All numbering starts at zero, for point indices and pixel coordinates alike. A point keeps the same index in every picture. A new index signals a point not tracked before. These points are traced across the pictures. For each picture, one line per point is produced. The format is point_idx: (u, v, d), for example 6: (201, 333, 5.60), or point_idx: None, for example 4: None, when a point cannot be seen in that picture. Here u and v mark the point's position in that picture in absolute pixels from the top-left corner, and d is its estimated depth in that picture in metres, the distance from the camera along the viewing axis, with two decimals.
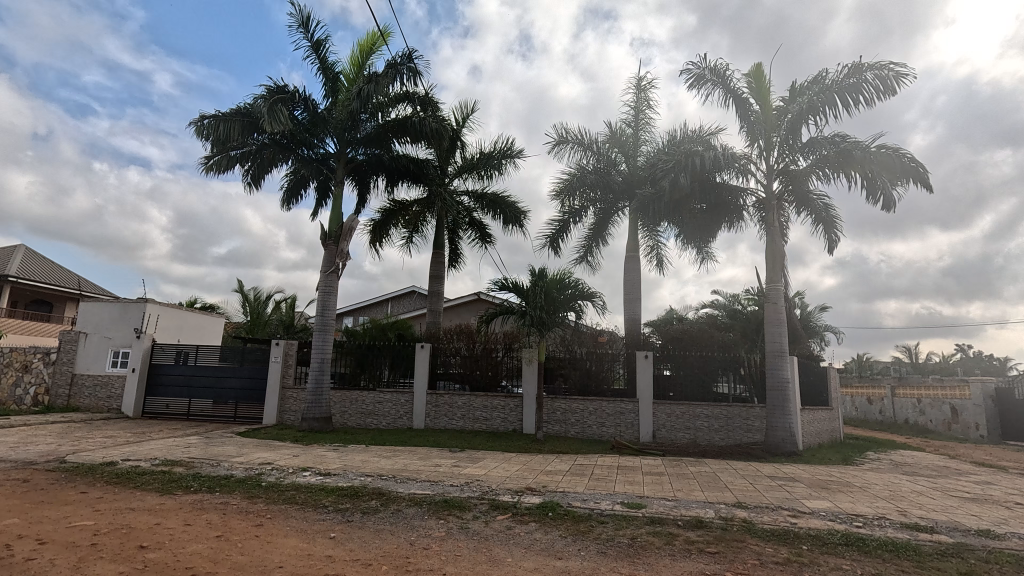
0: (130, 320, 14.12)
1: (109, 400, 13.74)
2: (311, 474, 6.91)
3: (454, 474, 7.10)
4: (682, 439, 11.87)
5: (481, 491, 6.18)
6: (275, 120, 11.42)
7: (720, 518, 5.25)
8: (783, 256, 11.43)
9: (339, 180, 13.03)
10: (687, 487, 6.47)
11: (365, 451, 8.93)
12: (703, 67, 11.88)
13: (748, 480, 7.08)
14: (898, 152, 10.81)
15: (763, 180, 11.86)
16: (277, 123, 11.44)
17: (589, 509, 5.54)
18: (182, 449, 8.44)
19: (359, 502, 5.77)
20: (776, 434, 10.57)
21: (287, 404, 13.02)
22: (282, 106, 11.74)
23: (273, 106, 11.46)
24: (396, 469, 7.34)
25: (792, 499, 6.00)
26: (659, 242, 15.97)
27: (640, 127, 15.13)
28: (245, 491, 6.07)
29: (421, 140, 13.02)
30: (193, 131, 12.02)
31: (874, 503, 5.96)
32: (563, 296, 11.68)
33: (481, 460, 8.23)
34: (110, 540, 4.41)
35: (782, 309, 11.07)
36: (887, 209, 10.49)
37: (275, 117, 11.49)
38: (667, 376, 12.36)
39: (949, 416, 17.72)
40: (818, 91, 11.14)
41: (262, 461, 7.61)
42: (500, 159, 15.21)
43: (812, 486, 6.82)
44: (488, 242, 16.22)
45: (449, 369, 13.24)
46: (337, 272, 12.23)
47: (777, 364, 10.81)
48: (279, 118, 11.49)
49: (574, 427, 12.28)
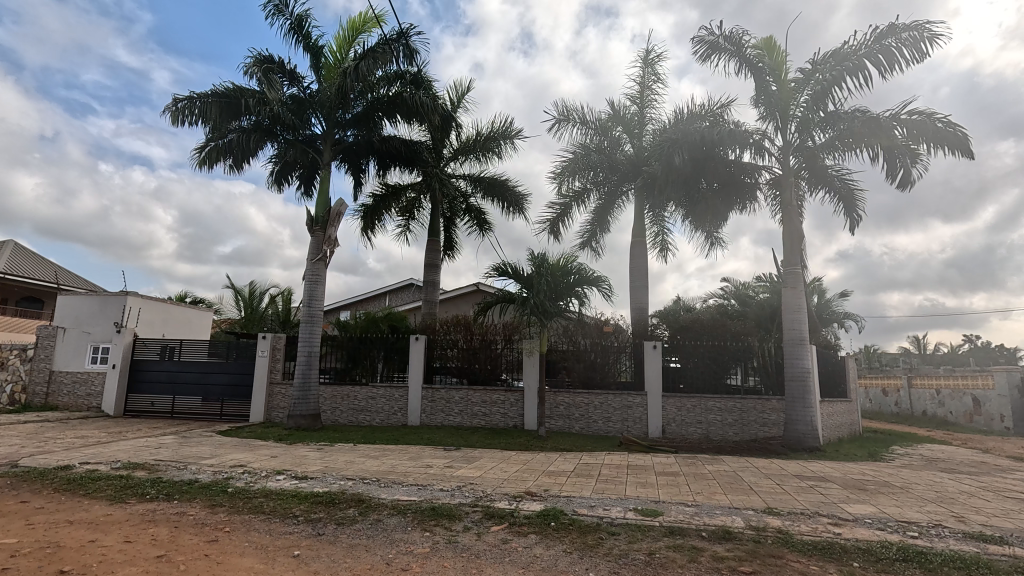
0: (110, 314, 13.41)
1: (89, 398, 13.06)
2: (286, 478, 6.17)
3: (445, 477, 6.35)
4: (693, 434, 11.15)
5: (474, 497, 5.43)
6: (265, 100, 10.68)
7: (751, 528, 4.50)
8: (801, 236, 10.66)
9: (326, 163, 12.22)
10: (707, 490, 5.73)
11: (350, 451, 8.22)
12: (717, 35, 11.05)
13: (775, 481, 6.33)
14: (933, 116, 9.93)
15: (779, 156, 11.03)
16: (274, 95, 10.75)
17: (597, 517, 4.81)
18: (150, 450, 7.73)
19: (335, 511, 5.06)
20: (796, 428, 9.81)
21: (275, 400, 12.37)
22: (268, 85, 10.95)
23: (269, 75, 10.78)
24: (382, 470, 6.63)
25: (829, 504, 5.24)
26: (665, 228, 15.15)
27: (646, 104, 14.30)
28: (207, 499, 5.36)
29: (412, 118, 12.16)
30: (170, 115, 11.15)
31: (924, 508, 5.19)
32: (566, 283, 10.93)
33: (477, 461, 7.46)
34: (27, 563, 3.69)
35: (801, 294, 10.26)
36: (901, 188, 9.56)
37: (266, 90, 10.76)
38: (676, 368, 11.63)
39: (971, 408, 16.90)
40: (841, 60, 10.31)
41: (234, 463, 6.88)
42: (499, 139, 14.43)
43: (848, 487, 6.04)
44: (486, 229, 15.43)
45: (446, 362, 12.54)
46: (325, 259, 11.50)
47: (796, 352, 10.04)
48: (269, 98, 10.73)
49: (579, 422, 11.55)
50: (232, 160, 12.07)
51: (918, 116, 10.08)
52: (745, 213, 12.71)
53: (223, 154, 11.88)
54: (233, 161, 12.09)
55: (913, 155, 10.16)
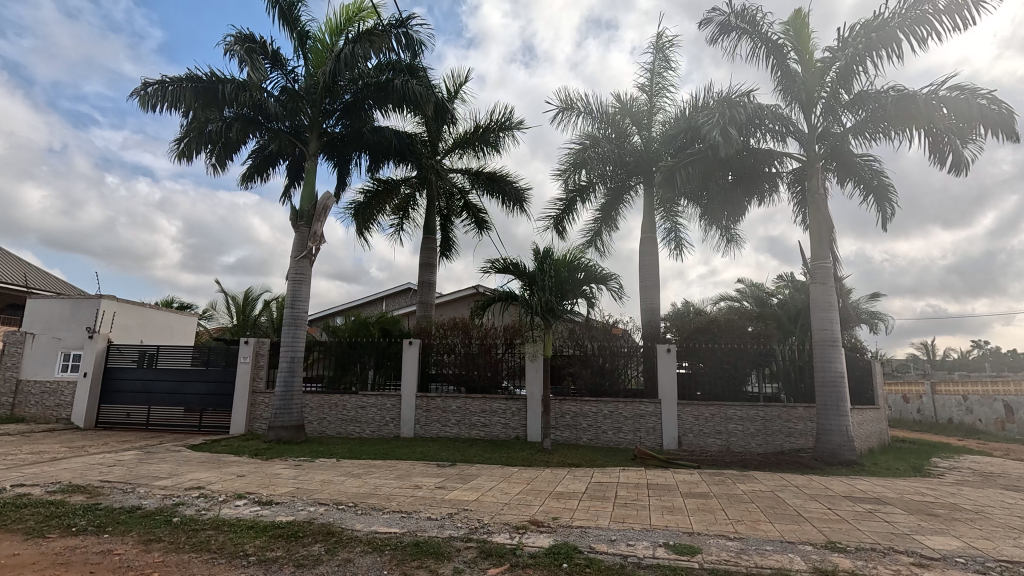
0: (82, 318, 12.54)
1: (58, 408, 12.14)
2: (247, 503, 5.20)
3: (435, 501, 5.39)
4: (712, 446, 10.19)
5: (468, 528, 4.48)
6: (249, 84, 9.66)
7: (817, 572, 3.55)
8: (830, 227, 9.75)
9: (312, 156, 11.19)
10: (749, 517, 4.77)
11: (331, 468, 7.28)
12: (728, 13, 10.21)
13: (824, 504, 5.37)
14: (975, 92, 9.04)
15: (807, 143, 10.09)
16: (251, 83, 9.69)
17: (621, 556, 3.86)
18: (102, 469, 6.79)
19: (296, 548, 4.11)
20: (830, 439, 8.83)
21: (257, 410, 11.46)
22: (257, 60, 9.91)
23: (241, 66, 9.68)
24: (363, 493, 5.68)
25: (900, 536, 4.31)
26: (677, 224, 14.22)
27: (656, 92, 13.45)
28: (144, 533, 4.43)
29: (405, 106, 11.04)
30: (139, 101, 10.01)
31: (1022, 541, 4.22)
32: (573, 280, 9.98)
33: (474, 480, 6.51)
34: None
35: (832, 289, 9.34)
36: (955, 173, 8.62)
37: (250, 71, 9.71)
38: (692, 373, 10.68)
39: (1002, 415, 15.90)
40: (872, 32, 9.44)
41: (191, 484, 5.94)
42: (498, 131, 13.57)
43: (915, 512, 5.06)
44: (485, 227, 14.53)
45: (443, 369, 11.62)
46: (310, 256, 10.62)
47: (828, 355, 9.08)
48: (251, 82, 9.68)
49: (587, 433, 10.59)
50: (212, 152, 11.03)
51: (958, 90, 9.16)
52: (763, 206, 11.78)
53: (204, 145, 10.79)
54: (213, 154, 11.06)
55: (960, 138, 9.24)
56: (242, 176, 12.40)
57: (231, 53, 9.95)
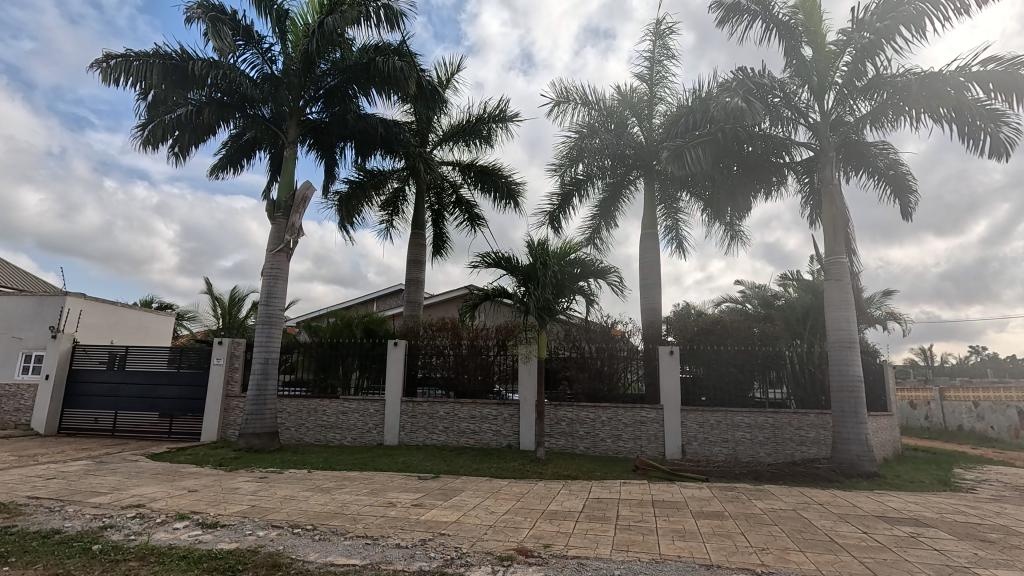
0: (45, 317, 11.84)
1: (17, 413, 11.32)
2: (187, 526, 4.46)
3: (408, 523, 4.64)
4: (718, 455, 9.50)
5: (442, 560, 3.74)
6: (219, 40, 9.01)
7: None
8: (846, 221, 9.08)
9: (292, 143, 10.45)
10: (776, 545, 4.05)
11: (299, 481, 6.52)
12: None
13: (857, 526, 4.67)
14: (1009, 61, 8.36)
15: (819, 132, 9.45)
16: (220, 44, 8.99)
17: None
18: (38, 482, 6.03)
19: None
20: (848, 449, 8.13)
21: (231, 416, 10.71)
22: (226, 27, 9.22)
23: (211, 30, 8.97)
24: (327, 513, 4.93)
25: (960, 570, 3.59)
26: (678, 222, 13.56)
27: (657, 81, 12.81)
28: (52, 566, 3.66)
29: (391, 89, 10.31)
30: (101, 76, 9.28)
31: None
32: (570, 276, 9.27)
33: (457, 496, 5.78)
34: None
35: (849, 288, 8.67)
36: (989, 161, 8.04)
37: (218, 39, 9.00)
38: (697, 377, 9.96)
39: (1016, 422, 15.25)
40: (890, 10, 8.78)
41: (131, 502, 5.18)
42: (490, 122, 12.90)
43: (966, 537, 4.36)
44: (478, 224, 13.83)
45: (430, 372, 10.89)
46: (287, 250, 9.91)
47: (844, 357, 8.40)
48: (223, 41, 9.05)
49: (584, 441, 9.87)
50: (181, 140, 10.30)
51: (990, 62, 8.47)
52: (770, 200, 11.12)
53: (172, 130, 10.06)
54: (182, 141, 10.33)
55: (995, 121, 8.65)
56: (214, 166, 11.68)
57: (194, 22, 9.24)
